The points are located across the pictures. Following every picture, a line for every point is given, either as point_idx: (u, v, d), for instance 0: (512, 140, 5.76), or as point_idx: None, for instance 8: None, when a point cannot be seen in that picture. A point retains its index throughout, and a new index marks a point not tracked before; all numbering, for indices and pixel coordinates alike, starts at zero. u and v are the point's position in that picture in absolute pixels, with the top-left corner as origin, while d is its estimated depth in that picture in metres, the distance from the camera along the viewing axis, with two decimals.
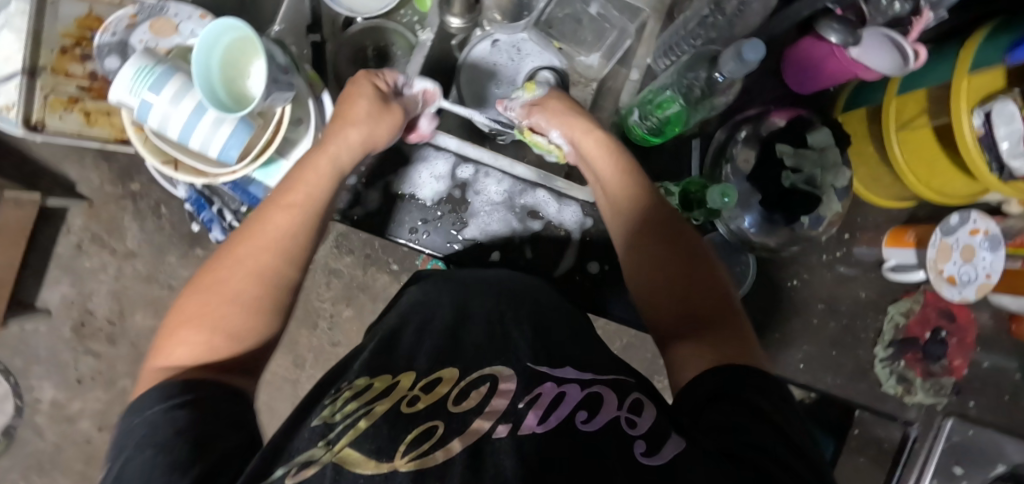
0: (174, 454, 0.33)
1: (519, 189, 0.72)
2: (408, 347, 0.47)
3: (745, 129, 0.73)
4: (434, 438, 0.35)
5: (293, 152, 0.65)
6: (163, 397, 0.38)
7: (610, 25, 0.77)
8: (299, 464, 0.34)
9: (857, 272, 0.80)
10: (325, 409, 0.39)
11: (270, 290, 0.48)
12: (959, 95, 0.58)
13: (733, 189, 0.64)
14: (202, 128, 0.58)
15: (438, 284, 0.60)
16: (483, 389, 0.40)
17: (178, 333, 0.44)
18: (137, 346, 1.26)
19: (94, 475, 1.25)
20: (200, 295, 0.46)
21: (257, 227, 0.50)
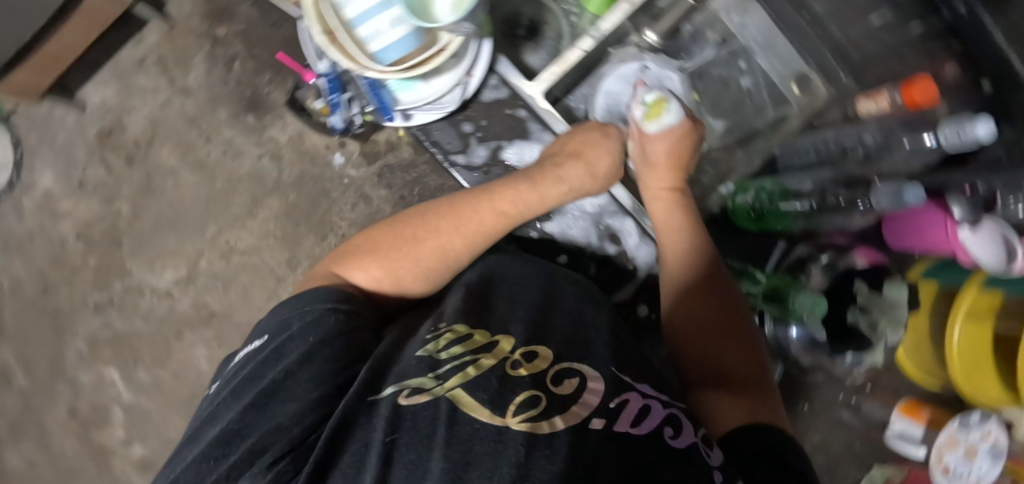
0: (329, 351, 0.51)
1: (613, 210, 0.74)
2: (502, 320, 0.59)
3: (828, 255, 0.74)
4: (540, 406, 0.44)
5: (434, 79, 0.67)
6: (333, 304, 0.57)
7: (751, 102, 0.83)
8: (412, 388, 0.46)
9: (858, 423, 0.84)
10: (430, 347, 0.52)
11: (441, 265, 0.64)
12: None
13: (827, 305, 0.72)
14: (381, 21, 0.61)
15: (522, 265, 0.71)
16: (573, 380, 0.49)
17: (367, 257, 0.63)
18: (150, 177, 1.35)
19: (58, 270, 1.34)
20: (396, 238, 0.65)
21: (464, 215, 0.65)
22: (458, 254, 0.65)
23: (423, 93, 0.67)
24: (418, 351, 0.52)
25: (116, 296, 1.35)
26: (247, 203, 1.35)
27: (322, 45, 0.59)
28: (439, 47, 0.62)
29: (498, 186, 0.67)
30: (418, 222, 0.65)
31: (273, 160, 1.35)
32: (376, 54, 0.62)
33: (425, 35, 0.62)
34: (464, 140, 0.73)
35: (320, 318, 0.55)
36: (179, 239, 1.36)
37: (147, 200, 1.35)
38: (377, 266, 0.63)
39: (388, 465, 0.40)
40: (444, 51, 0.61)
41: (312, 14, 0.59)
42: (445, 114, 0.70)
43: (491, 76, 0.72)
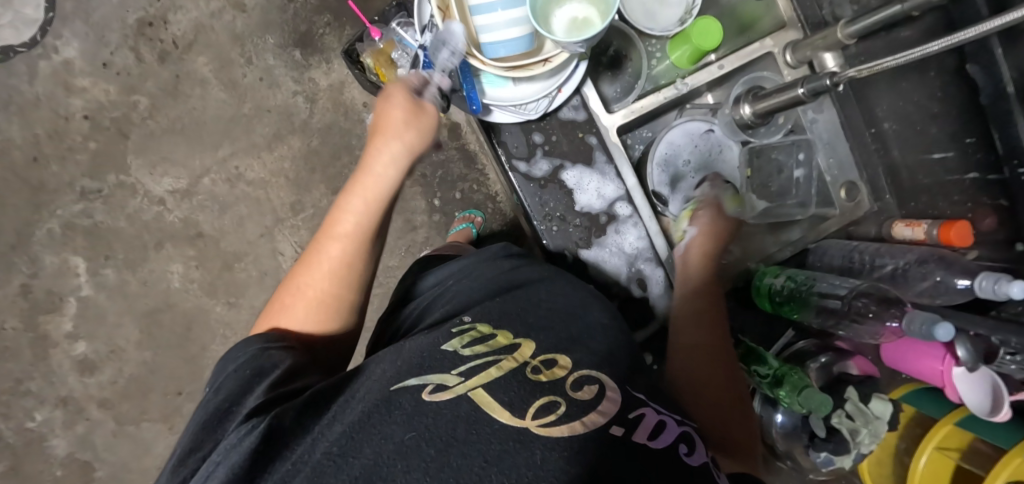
0: (245, 378, 0.50)
1: (649, 256, 0.76)
2: (526, 327, 0.56)
3: (827, 356, 0.78)
4: (559, 412, 0.43)
5: (523, 85, 0.69)
6: (263, 343, 0.54)
7: (794, 192, 0.86)
8: (434, 385, 0.45)
9: None
10: (451, 344, 0.51)
11: (333, 285, 0.60)
12: (1006, 465, 0.66)
13: (830, 405, 0.71)
14: (499, 15, 0.62)
15: (550, 275, 0.70)
16: (591, 388, 0.47)
17: (269, 324, 0.59)
18: (178, 80, 1.30)
19: (52, 145, 1.28)
20: (276, 305, 0.60)
21: (319, 245, 0.61)
22: (352, 263, 0.61)
23: (510, 95, 0.69)
24: (441, 345, 0.51)
25: (106, 188, 1.29)
26: (269, 135, 1.32)
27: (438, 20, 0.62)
28: (543, 57, 0.64)
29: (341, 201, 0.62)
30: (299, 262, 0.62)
31: (307, 101, 1.32)
32: (483, 46, 0.64)
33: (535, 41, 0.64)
34: (531, 149, 0.74)
35: (260, 356, 0.52)
36: (190, 150, 1.31)
37: (168, 102, 1.30)
38: (292, 308, 0.59)
39: (407, 459, 0.37)
40: (547, 61, 0.64)
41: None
42: (525, 120, 0.71)
43: (573, 96, 0.74)
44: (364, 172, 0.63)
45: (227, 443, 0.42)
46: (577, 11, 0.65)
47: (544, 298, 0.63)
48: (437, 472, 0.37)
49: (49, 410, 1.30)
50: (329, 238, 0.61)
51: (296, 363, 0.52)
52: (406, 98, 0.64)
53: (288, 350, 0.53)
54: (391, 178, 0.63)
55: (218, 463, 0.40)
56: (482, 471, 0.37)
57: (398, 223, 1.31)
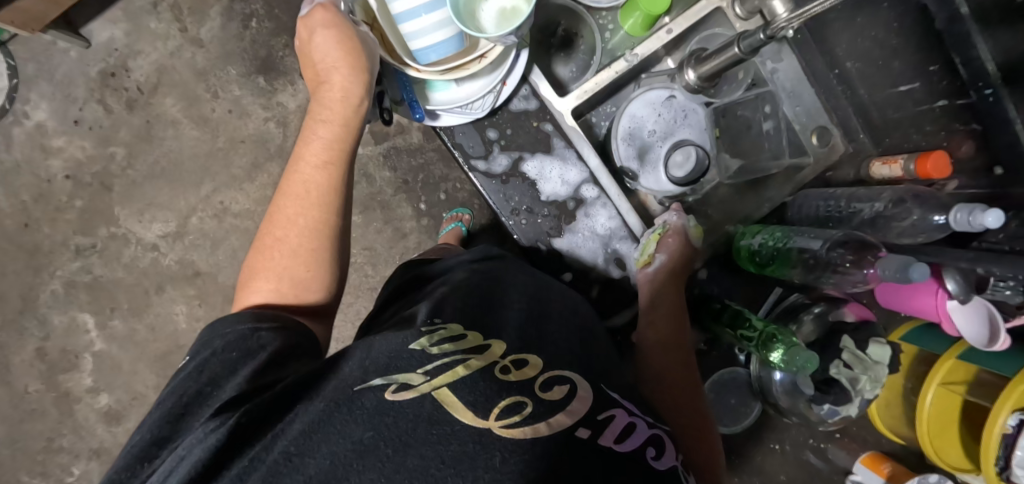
0: (226, 359, 0.48)
1: (622, 234, 0.75)
2: (496, 323, 0.56)
3: (821, 306, 0.79)
4: (524, 412, 0.42)
5: (466, 84, 0.69)
6: (251, 320, 0.51)
7: (767, 146, 0.85)
8: (399, 384, 0.42)
9: (825, 469, 0.86)
10: (420, 341, 0.48)
11: (322, 220, 0.59)
12: (1009, 395, 0.66)
13: (818, 361, 0.69)
14: (424, 21, 0.60)
15: (517, 270, 0.71)
16: (562, 387, 0.47)
17: (258, 279, 0.57)
18: (150, 125, 1.31)
19: (40, 208, 1.30)
20: (261, 254, 0.58)
21: (292, 185, 0.59)
22: (329, 215, 0.59)
23: (454, 96, 0.69)
24: (409, 344, 0.47)
25: (99, 242, 1.31)
26: (247, 165, 1.33)
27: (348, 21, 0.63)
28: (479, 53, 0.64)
29: (305, 140, 0.61)
30: (270, 224, 0.59)
31: (280, 125, 1.32)
32: (413, 51, 0.63)
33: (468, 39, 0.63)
34: (487, 146, 0.73)
35: (247, 336, 0.49)
36: (174, 192, 1.33)
37: (143, 148, 1.31)
38: (279, 257, 0.57)
39: (363, 459, 0.37)
40: (482, 57, 0.65)
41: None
42: (474, 119, 0.71)
43: (522, 86, 0.73)
44: (315, 130, 0.61)
45: (192, 440, 0.40)
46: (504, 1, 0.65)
47: (512, 298, 0.63)
48: (391, 473, 0.36)
49: (82, 464, 1.33)
50: (303, 176, 0.59)
51: (280, 342, 0.50)
52: (338, 38, 0.61)
53: (273, 334, 0.51)
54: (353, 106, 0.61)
55: (183, 458, 0.39)
56: (438, 473, 0.36)
57: (389, 233, 1.31)
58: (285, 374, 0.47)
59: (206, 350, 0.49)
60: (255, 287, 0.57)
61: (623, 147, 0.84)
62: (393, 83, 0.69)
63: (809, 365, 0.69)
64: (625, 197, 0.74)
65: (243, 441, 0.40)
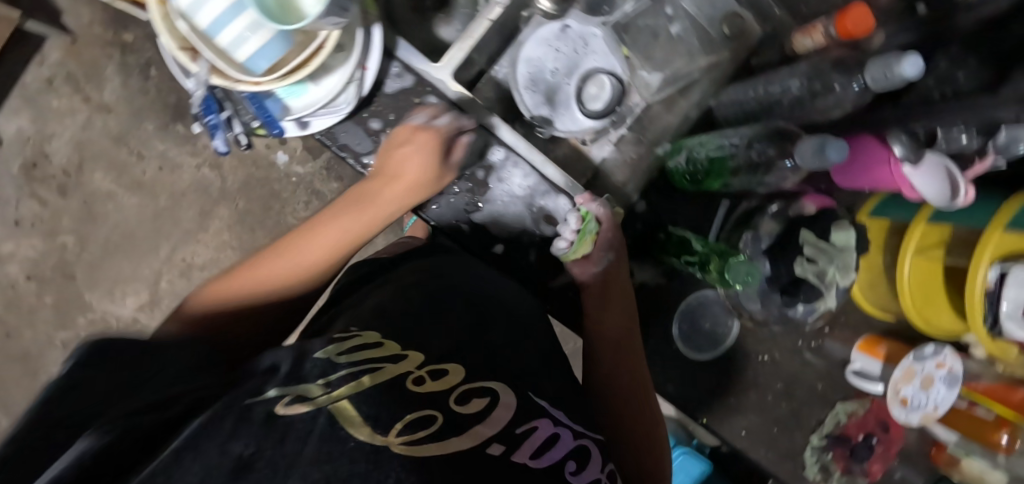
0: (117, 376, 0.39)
1: (543, 189, 0.71)
2: (429, 322, 0.54)
3: (776, 204, 0.74)
4: (432, 428, 0.40)
5: (323, 80, 0.63)
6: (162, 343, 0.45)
7: (683, 49, 0.81)
8: (293, 395, 0.37)
9: (822, 363, 0.83)
10: (325, 349, 0.44)
11: (305, 293, 0.63)
12: (985, 246, 0.61)
13: (759, 271, 0.72)
14: (235, 27, 0.56)
15: (447, 261, 0.66)
16: (479, 400, 0.46)
17: (218, 299, 0.58)
18: (89, 204, 1.29)
19: (18, 313, 1.31)
20: (227, 300, 0.59)
21: (297, 249, 0.63)
22: (307, 289, 0.63)
23: (315, 96, 0.63)
24: (314, 351, 0.43)
25: (81, 331, 1.31)
26: (195, 217, 1.30)
27: (184, 62, 0.57)
28: (316, 44, 0.57)
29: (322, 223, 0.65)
30: (252, 273, 0.61)
31: (213, 169, 1.29)
32: (243, 63, 0.57)
33: (298, 35, 0.58)
34: (374, 139, 0.69)
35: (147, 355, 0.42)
36: (134, 264, 1.31)
37: (91, 227, 1.29)
38: (252, 299, 0.60)
39: None
40: (321, 49, 0.57)
41: (163, 33, 0.56)
42: (343, 116, 0.66)
43: (392, 64, 0.69)
44: (336, 220, 0.66)
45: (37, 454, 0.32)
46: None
47: (448, 295, 0.59)
48: None
49: None
50: (308, 249, 0.63)
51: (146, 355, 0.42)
52: (421, 163, 0.66)
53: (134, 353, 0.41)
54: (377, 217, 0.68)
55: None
56: None
57: None
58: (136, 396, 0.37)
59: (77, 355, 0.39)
60: (216, 285, 0.60)
61: (524, 97, 0.77)
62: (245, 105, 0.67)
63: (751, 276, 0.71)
64: (534, 149, 0.70)
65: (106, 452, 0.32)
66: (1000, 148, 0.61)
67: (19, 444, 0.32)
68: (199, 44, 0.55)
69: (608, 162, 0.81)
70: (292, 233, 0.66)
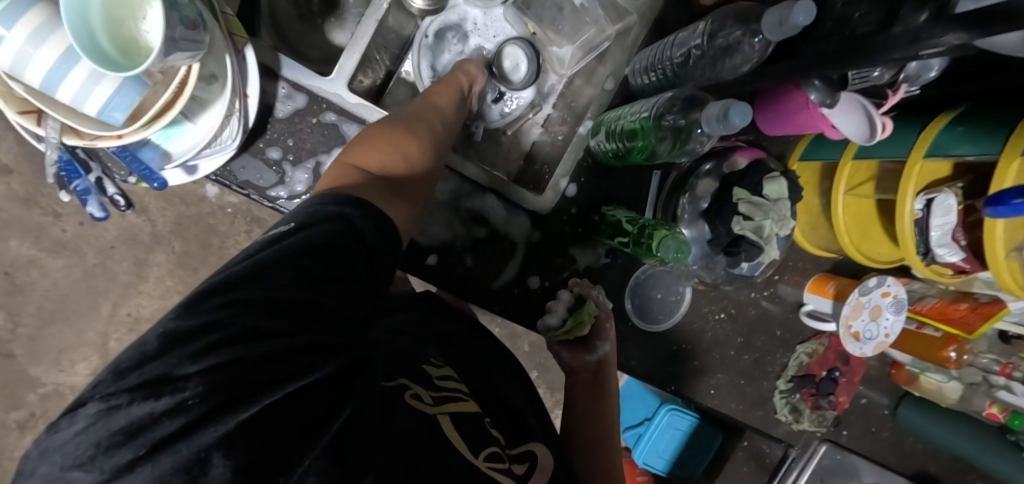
0: (342, 244, 0.37)
1: (467, 191, 0.71)
2: (467, 374, 0.52)
3: (710, 163, 0.74)
4: (501, 465, 0.40)
5: (201, 117, 0.60)
6: (342, 194, 0.41)
7: (589, 19, 0.77)
8: (411, 391, 0.39)
9: (778, 310, 0.84)
10: (433, 367, 0.46)
11: (429, 143, 0.60)
12: (909, 180, 0.60)
13: (689, 245, 0.61)
14: (73, 80, 0.51)
15: (444, 308, 0.62)
16: (521, 467, 0.43)
17: (370, 145, 0.54)
18: (11, 276, 0.99)
19: None
20: (377, 139, 0.55)
21: (428, 116, 0.62)
22: (434, 143, 0.61)
23: (194, 135, 0.61)
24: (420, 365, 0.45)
25: (36, 410, 1.01)
26: (131, 268, 1.03)
27: (29, 127, 0.54)
28: (177, 82, 0.54)
29: (429, 97, 0.65)
30: (397, 124, 0.58)
31: (141, 214, 1.01)
32: (96, 117, 0.54)
33: (157, 75, 0.54)
34: (276, 170, 0.67)
35: (345, 210, 0.40)
36: (79, 330, 1.03)
37: (18, 303, 1.00)
38: (400, 142, 0.56)
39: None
40: (182, 87, 0.54)
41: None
42: (231, 152, 0.64)
43: (279, 85, 0.67)
44: (435, 102, 0.64)
45: (262, 357, 0.31)
46: (124, 28, 0.52)
47: (467, 349, 0.56)
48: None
49: None
50: (425, 117, 0.62)
51: (382, 241, 0.41)
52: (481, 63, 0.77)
53: (380, 234, 0.41)
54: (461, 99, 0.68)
55: (237, 325, 0.31)
56: None
57: None
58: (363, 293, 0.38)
59: (314, 204, 0.40)
60: (365, 151, 0.54)
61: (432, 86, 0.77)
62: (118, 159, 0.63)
63: (683, 253, 0.61)
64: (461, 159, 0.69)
65: (318, 389, 0.32)
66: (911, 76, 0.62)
67: (289, 296, 0.33)
68: (49, 105, 0.53)
69: (537, 144, 0.82)
70: (402, 111, 0.62)
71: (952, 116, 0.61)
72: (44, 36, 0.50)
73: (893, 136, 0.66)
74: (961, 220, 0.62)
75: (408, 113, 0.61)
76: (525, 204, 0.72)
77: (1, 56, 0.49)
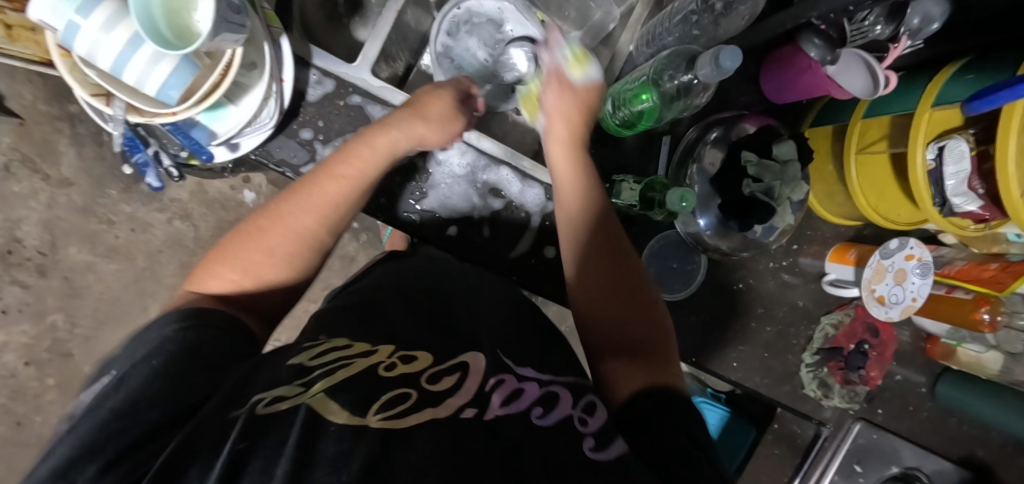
0: (141, 381, 0.42)
1: (483, 164, 0.73)
2: (395, 319, 0.53)
3: (716, 131, 0.75)
4: (408, 401, 0.42)
5: (242, 100, 0.65)
6: (167, 323, 0.48)
7: (595, 5, 0.77)
8: (272, 397, 0.40)
9: (798, 281, 0.83)
10: (302, 354, 0.46)
11: (314, 230, 0.59)
12: (919, 129, 0.60)
13: (694, 193, 0.63)
14: (136, 63, 0.57)
15: (400, 270, 0.65)
16: (448, 378, 0.45)
17: (225, 261, 0.57)
18: (70, 280, 1.07)
19: None
20: (247, 239, 0.58)
21: (318, 193, 0.59)
22: (324, 223, 0.59)
23: (236, 115, 0.66)
24: (287, 361, 0.46)
25: None
26: (177, 270, 1.09)
27: (99, 107, 0.61)
28: (223, 65, 0.60)
29: (336, 155, 0.61)
30: (274, 213, 0.59)
31: (185, 220, 1.08)
32: (155, 97, 0.59)
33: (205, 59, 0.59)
34: (309, 149, 0.72)
35: (150, 352, 0.45)
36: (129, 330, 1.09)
37: (76, 305, 1.08)
38: (270, 238, 0.57)
39: None
40: (228, 69, 0.59)
41: (73, 83, 0.59)
42: (270, 130, 0.69)
43: (310, 72, 0.72)
44: (335, 172, 0.60)
45: None
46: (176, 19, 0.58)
47: (415, 302, 0.57)
48: None
49: None
50: (321, 185, 0.59)
51: (185, 376, 0.43)
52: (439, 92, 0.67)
53: (164, 383, 0.42)
54: (393, 149, 0.63)
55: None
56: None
57: None
58: (169, 403, 0.41)
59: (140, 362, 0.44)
60: (221, 269, 0.57)
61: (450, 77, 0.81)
62: (172, 138, 0.70)
63: (688, 201, 0.63)
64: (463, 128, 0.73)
65: None
66: (914, 30, 0.60)
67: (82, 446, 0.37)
68: (117, 89, 0.58)
69: None
70: (303, 180, 0.61)
71: (959, 64, 0.61)
72: (114, 24, 0.56)
73: (900, 90, 0.67)
74: (974, 168, 0.61)
75: (303, 185, 0.60)
76: (539, 177, 0.74)
77: (79, 42, 0.56)
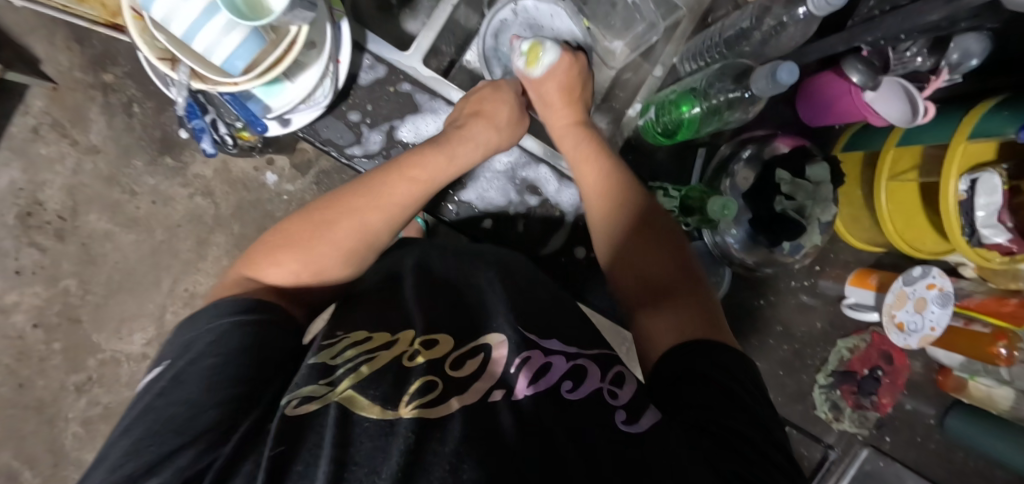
0: (211, 368, 0.44)
1: (523, 162, 0.75)
2: (418, 304, 0.54)
3: (749, 149, 0.77)
4: (435, 390, 0.43)
5: (299, 77, 0.67)
6: (231, 312, 0.49)
7: (640, 16, 0.80)
8: (302, 397, 0.42)
9: (818, 303, 0.86)
10: (325, 353, 0.47)
11: (377, 230, 0.60)
12: (953, 161, 0.61)
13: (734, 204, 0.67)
14: (210, 30, 0.58)
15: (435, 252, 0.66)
16: (474, 362, 0.46)
17: (280, 253, 0.57)
18: (87, 246, 1.07)
19: None
20: (310, 229, 0.58)
21: (386, 193, 0.61)
22: (388, 224, 0.61)
23: (293, 92, 0.68)
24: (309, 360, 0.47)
25: (95, 374, 1.07)
26: (193, 246, 1.08)
27: (163, 71, 0.60)
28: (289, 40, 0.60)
29: (407, 157, 0.63)
30: (334, 206, 0.60)
31: (206, 197, 1.08)
32: (221, 65, 0.61)
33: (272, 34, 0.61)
34: (355, 131, 0.74)
35: (213, 341, 0.46)
36: (140, 302, 1.08)
37: (91, 272, 1.08)
38: (339, 230, 0.58)
39: None
40: (293, 45, 0.60)
41: (142, 46, 0.59)
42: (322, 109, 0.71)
43: (363, 57, 0.74)
44: (402, 175, 0.62)
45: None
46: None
47: (445, 290, 0.58)
48: None
49: None
50: (396, 187, 0.61)
51: (249, 370, 0.46)
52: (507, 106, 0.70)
53: (232, 373, 0.44)
54: (470, 160, 0.67)
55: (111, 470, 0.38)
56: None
57: None
58: (229, 394, 0.43)
59: (205, 344, 0.46)
60: (277, 257, 0.57)
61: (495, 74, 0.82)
62: (229, 107, 0.71)
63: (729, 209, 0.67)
64: None
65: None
66: (954, 64, 0.63)
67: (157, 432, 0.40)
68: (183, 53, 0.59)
69: None
70: (367, 176, 0.63)
71: (995, 99, 0.62)
72: None
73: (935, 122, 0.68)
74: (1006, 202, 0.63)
75: (373, 179, 0.62)
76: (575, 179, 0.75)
77: (158, 6, 0.57)
